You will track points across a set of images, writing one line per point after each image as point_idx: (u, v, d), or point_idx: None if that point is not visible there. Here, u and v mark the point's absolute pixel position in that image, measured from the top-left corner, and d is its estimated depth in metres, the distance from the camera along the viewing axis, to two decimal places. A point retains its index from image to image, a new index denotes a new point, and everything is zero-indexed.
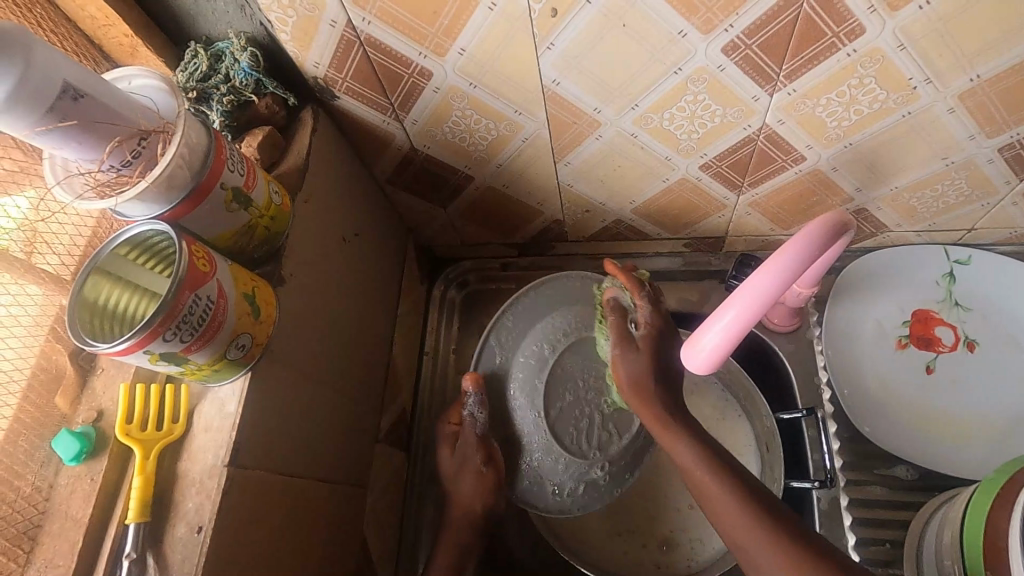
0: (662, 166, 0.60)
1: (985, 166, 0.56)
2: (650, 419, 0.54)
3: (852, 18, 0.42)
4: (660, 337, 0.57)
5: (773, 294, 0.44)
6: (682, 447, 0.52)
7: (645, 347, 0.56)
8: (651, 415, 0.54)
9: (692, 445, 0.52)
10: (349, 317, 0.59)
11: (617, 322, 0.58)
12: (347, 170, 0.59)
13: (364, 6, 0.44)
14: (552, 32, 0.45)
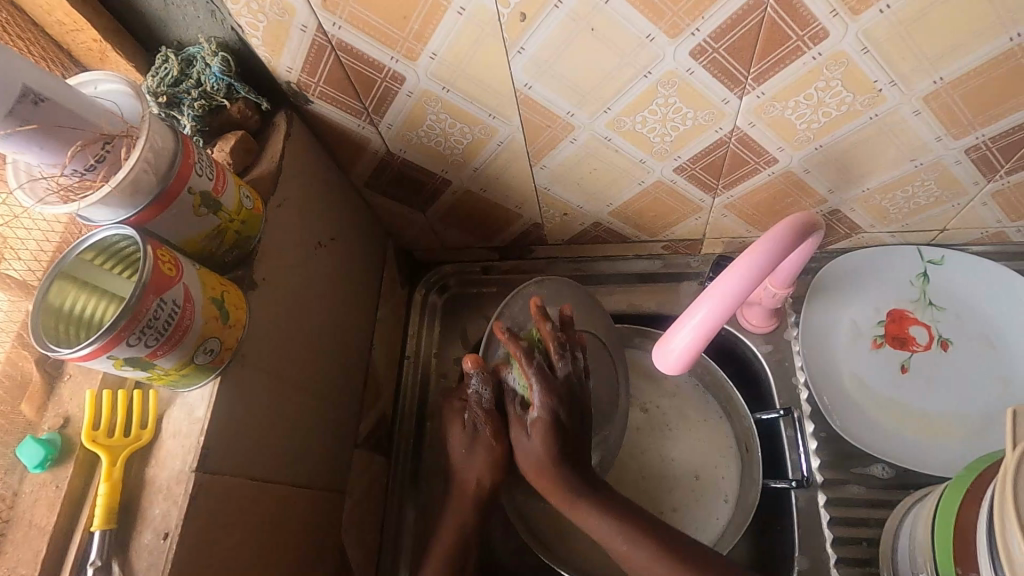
0: (637, 169, 0.60)
1: (953, 167, 0.56)
2: (561, 503, 0.56)
3: (816, 22, 0.43)
4: (552, 422, 0.56)
5: (732, 297, 0.45)
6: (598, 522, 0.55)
7: (535, 434, 0.56)
8: (557, 497, 0.56)
9: (605, 520, 0.55)
10: (325, 321, 0.59)
11: (514, 345, 0.56)
12: (323, 174, 0.59)
13: (334, 10, 0.44)
14: (521, 36, 0.45)
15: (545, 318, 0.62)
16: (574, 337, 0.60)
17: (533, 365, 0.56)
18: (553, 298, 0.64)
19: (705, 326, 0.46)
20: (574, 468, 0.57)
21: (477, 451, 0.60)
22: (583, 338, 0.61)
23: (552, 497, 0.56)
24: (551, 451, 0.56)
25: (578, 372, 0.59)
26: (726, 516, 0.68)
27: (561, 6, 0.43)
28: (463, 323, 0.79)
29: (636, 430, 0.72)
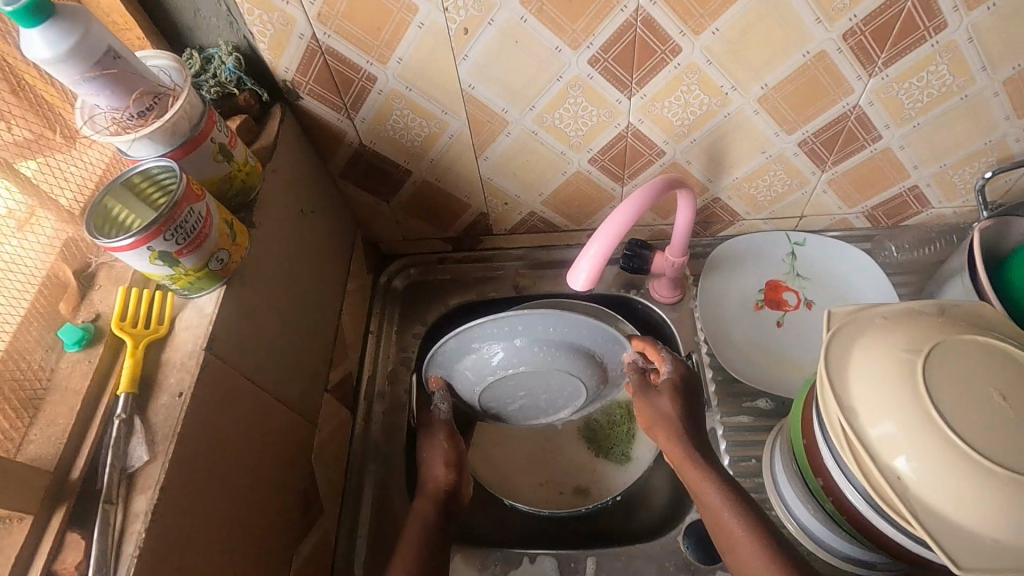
0: (560, 161, 0.76)
1: (794, 159, 0.75)
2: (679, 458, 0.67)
3: (671, 39, 0.61)
4: (679, 383, 0.72)
5: (616, 230, 0.58)
6: (710, 491, 0.63)
7: (665, 390, 0.72)
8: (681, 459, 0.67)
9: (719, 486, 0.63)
10: (306, 276, 0.70)
11: (638, 377, 0.73)
12: (307, 160, 0.73)
13: (326, 23, 0.60)
14: (465, 46, 0.62)
15: (463, 384, 0.74)
16: (503, 387, 0.73)
17: (638, 378, 0.73)
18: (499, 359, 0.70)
19: (597, 255, 0.58)
20: (673, 430, 0.69)
21: (441, 456, 0.73)
22: (527, 377, 0.72)
23: (673, 446, 0.68)
24: (669, 406, 0.71)
25: (528, 398, 0.76)
26: (649, 457, 0.83)
27: (493, 23, 0.60)
28: (421, 304, 0.92)
29: None
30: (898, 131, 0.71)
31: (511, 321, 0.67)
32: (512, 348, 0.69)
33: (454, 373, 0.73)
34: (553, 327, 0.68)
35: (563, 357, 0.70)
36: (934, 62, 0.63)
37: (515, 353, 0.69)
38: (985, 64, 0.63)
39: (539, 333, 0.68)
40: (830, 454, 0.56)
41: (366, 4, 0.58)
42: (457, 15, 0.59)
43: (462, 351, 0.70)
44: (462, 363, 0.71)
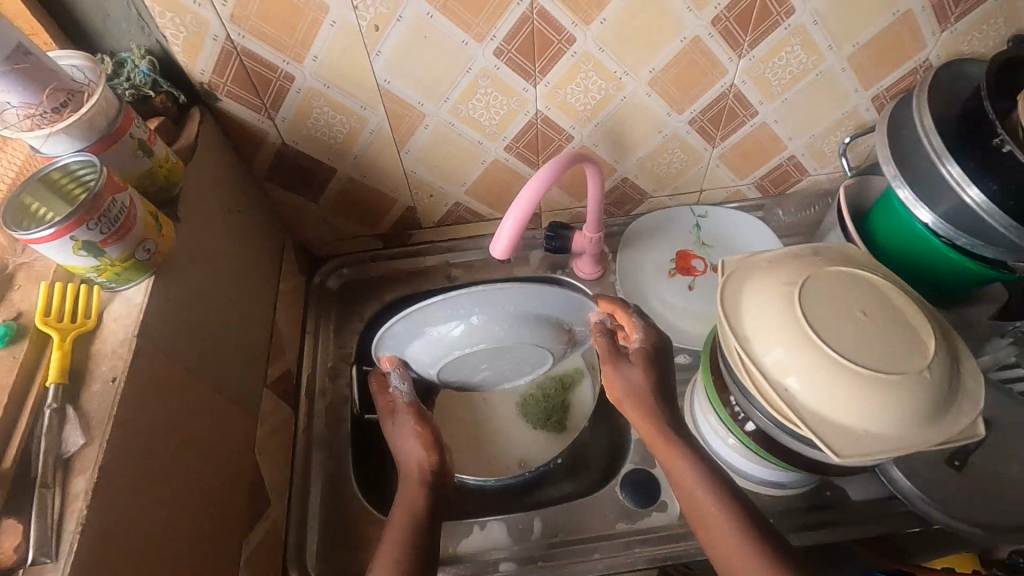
0: (478, 150, 0.82)
1: (687, 136, 0.84)
2: (659, 441, 0.67)
3: (565, 30, 0.68)
4: (651, 352, 0.75)
5: (528, 204, 0.63)
6: (685, 469, 0.64)
7: (637, 359, 0.74)
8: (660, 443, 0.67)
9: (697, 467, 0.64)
10: (236, 274, 0.71)
11: (605, 338, 0.76)
12: (229, 162, 0.74)
13: (239, 24, 0.63)
14: (377, 42, 0.66)
15: (425, 365, 0.79)
16: (463, 363, 0.79)
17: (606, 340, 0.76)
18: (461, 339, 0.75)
19: (514, 222, 0.63)
20: (647, 411, 0.69)
21: (411, 434, 0.73)
22: (484, 353, 0.78)
23: (648, 428, 0.68)
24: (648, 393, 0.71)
25: (490, 369, 0.82)
26: (582, 423, 0.90)
27: (401, 20, 0.64)
28: (356, 301, 0.94)
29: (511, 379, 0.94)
30: (770, 106, 0.81)
31: (474, 297, 0.73)
32: (463, 325, 0.74)
33: (414, 355, 0.78)
34: (498, 298, 0.74)
35: (526, 331, 0.77)
36: (790, 43, 0.73)
37: (468, 330, 0.75)
38: (831, 44, 0.74)
39: (486, 304, 0.74)
40: (732, 382, 0.64)
41: (278, 5, 0.61)
42: (367, 13, 0.63)
43: (416, 333, 0.75)
44: (420, 344, 0.76)
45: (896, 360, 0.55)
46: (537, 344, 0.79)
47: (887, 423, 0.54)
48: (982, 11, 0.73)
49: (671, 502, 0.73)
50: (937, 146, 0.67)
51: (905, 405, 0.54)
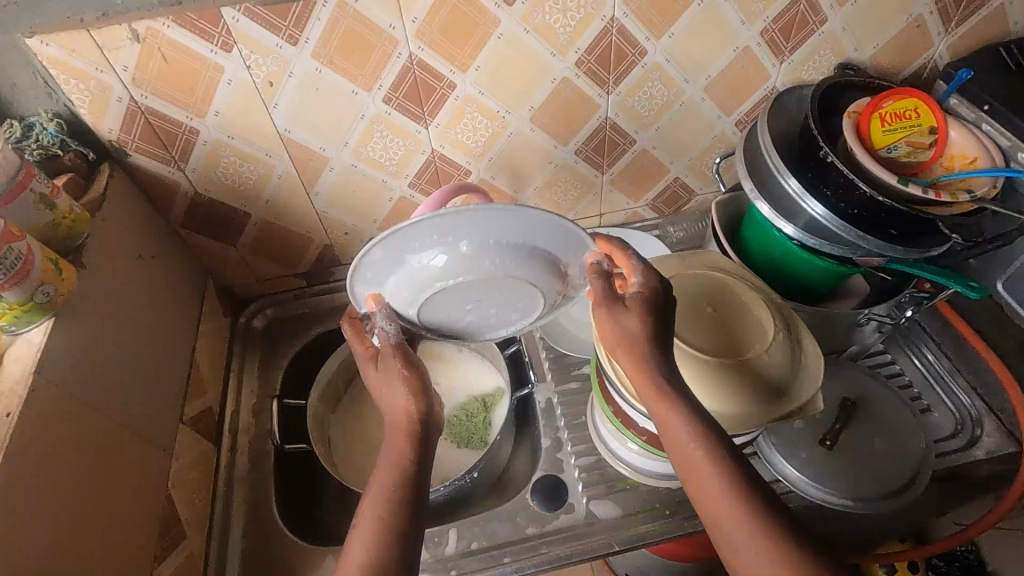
0: (384, 189, 0.88)
1: (576, 165, 0.93)
2: (646, 387, 0.56)
3: (445, 77, 0.76)
4: (653, 298, 0.60)
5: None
6: (676, 423, 0.54)
7: (636, 305, 0.58)
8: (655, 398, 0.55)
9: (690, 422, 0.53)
10: (149, 316, 0.75)
11: (603, 278, 0.62)
12: (143, 212, 0.79)
13: (141, 87, 0.69)
14: (273, 96, 0.73)
15: (402, 298, 0.64)
16: (444, 299, 0.65)
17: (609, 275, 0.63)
18: (431, 256, 0.60)
19: None
20: (630, 350, 0.57)
21: (398, 382, 0.61)
22: (473, 288, 0.64)
23: (641, 378, 0.56)
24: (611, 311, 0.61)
25: (475, 311, 0.70)
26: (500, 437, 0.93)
27: (292, 76, 0.72)
28: (281, 339, 0.98)
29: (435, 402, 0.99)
30: (646, 134, 0.91)
31: (463, 220, 0.58)
32: (452, 251, 0.60)
33: (386, 286, 0.63)
34: (502, 227, 0.60)
35: (517, 265, 0.63)
36: (650, 79, 0.83)
37: (460, 257, 0.60)
38: (686, 77, 0.84)
39: (487, 228, 0.59)
40: (618, 394, 0.68)
41: (175, 68, 0.68)
42: (260, 71, 0.70)
43: (397, 261, 0.61)
44: (398, 275, 0.62)
45: (740, 345, 0.63)
46: (534, 289, 0.67)
47: (739, 403, 0.61)
48: (811, 44, 0.84)
49: (578, 504, 0.78)
50: (776, 164, 0.77)
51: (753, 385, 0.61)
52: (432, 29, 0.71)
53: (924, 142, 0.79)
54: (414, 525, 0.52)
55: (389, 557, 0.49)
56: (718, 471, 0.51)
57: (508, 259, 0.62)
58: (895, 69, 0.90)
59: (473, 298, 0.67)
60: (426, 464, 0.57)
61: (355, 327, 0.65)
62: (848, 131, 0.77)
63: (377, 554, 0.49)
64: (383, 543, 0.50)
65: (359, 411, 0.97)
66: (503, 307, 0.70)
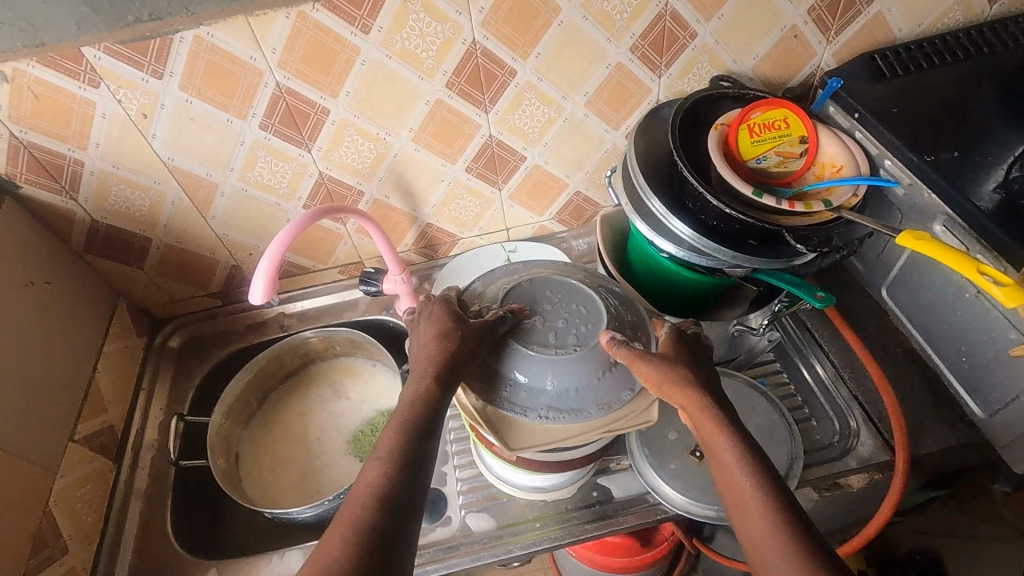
0: (279, 211, 0.91)
1: (469, 182, 0.94)
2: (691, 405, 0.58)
3: (316, 103, 0.79)
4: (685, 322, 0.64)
5: (275, 255, 0.72)
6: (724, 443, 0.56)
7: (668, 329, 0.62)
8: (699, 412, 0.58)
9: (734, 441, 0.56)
10: (39, 340, 0.79)
11: (626, 348, 0.60)
12: (38, 239, 0.83)
13: (19, 123, 0.73)
14: (149, 126, 0.77)
15: (479, 298, 0.69)
16: (525, 296, 0.66)
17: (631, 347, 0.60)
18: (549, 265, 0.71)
19: (266, 270, 0.72)
20: (686, 375, 0.59)
21: (444, 339, 0.59)
22: (535, 288, 0.67)
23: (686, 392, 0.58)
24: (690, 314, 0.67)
25: (544, 321, 0.64)
26: None
27: (164, 107, 0.75)
28: (195, 357, 1.02)
29: (343, 415, 1.02)
30: (536, 150, 0.92)
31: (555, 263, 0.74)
32: (525, 268, 0.73)
33: (489, 290, 0.70)
34: (575, 266, 0.74)
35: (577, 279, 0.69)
36: (526, 97, 0.85)
37: (534, 270, 0.71)
38: (563, 94, 0.85)
39: (556, 263, 0.74)
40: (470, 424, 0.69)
41: (47, 105, 0.72)
42: (131, 104, 0.74)
43: (489, 278, 0.72)
44: (489, 283, 0.71)
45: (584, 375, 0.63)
46: (609, 314, 0.65)
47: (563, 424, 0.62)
48: (686, 57, 0.85)
49: (455, 517, 0.79)
50: (641, 183, 0.79)
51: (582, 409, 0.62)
52: (293, 58, 0.73)
53: (795, 152, 0.79)
54: (421, 462, 0.53)
55: (394, 494, 0.49)
56: (750, 475, 0.54)
57: (609, 292, 0.70)
58: (781, 79, 0.91)
59: (554, 308, 0.65)
60: (446, 406, 0.56)
61: (462, 305, 0.67)
62: (713, 146, 0.78)
63: (381, 492, 0.49)
64: (390, 479, 0.50)
65: (270, 427, 1.00)
66: (563, 337, 0.62)
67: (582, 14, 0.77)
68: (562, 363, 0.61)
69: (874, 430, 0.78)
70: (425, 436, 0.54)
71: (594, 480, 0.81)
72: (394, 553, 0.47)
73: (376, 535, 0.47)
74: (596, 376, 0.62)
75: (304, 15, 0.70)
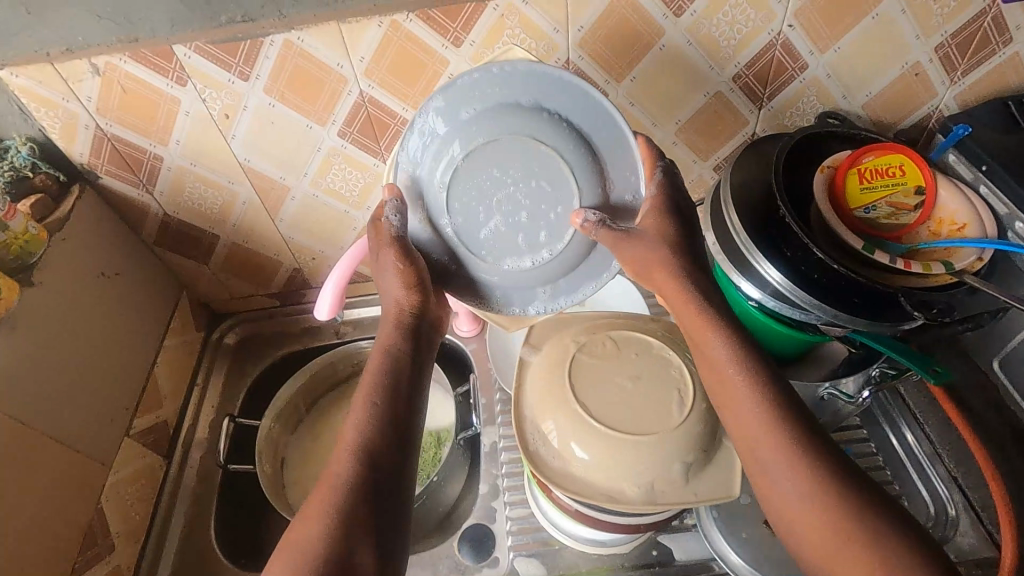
0: (347, 218, 0.89)
1: None
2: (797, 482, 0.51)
3: (398, 114, 0.76)
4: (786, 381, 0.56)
5: (344, 270, 0.69)
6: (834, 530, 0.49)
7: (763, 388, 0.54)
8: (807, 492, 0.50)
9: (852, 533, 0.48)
10: (106, 331, 0.79)
11: (606, 230, 0.60)
12: (113, 230, 0.83)
13: (106, 115, 0.72)
14: (230, 127, 0.75)
15: (423, 187, 0.64)
16: (474, 181, 0.63)
17: (612, 226, 0.60)
18: (501, 116, 0.61)
19: (334, 285, 0.69)
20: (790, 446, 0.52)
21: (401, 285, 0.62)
22: (480, 170, 0.62)
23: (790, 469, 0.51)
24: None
25: (506, 206, 0.64)
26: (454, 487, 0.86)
27: (246, 108, 0.73)
28: (249, 357, 1.01)
29: None
30: None
31: (484, 87, 0.60)
32: (455, 121, 0.61)
33: (424, 169, 0.64)
34: (512, 92, 0.60)
35: (523, 129, 0.61)
36: None
37: (466, 128, 0.61)
38: (654, 121, 0.80)
39: (487, 94, 0.60)
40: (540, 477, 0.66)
41: (134, 99, 0.71)
42: (215, 104, 0.73)
43: (419, 137, 0.63)
44: (423, 151, 0.63)
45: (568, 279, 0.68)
46: (572, 177, 0.62)
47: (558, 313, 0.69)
48: (792, 90, 0.78)
49: (502, 559, 0.76)
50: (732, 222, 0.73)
51: (636, 463, 0.57)
52: (380, 67, 0.71)
53: (908, 203, 0.73)
54: (402, 413, 0.57)
55: (377, 443, 0.54)
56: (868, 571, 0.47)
57: (571, 137, 0.61)
58: (894, 119, 0.83)
59: (515, 193, 0.63)
60: (409, 355, 0.62)
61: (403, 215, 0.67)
62: (818, 191, 0.72)
63: (365, 442, 0.54)
64: (370, 430, 0.55)
65: (318, 435, 0.98)
66: (530, 232, 0.65)
67: (686, 39, 0.72)
68: (537, 259, 0.65)
69: (977, 521, 0.71)
70: (399, 382, 0.59)
71: (653, 538, 0.75)
72: (386, 494, 0.52)
73: (367, 484, 0.51)
74: (578, 262, 0.66)
75: (396, 25, 0.67)
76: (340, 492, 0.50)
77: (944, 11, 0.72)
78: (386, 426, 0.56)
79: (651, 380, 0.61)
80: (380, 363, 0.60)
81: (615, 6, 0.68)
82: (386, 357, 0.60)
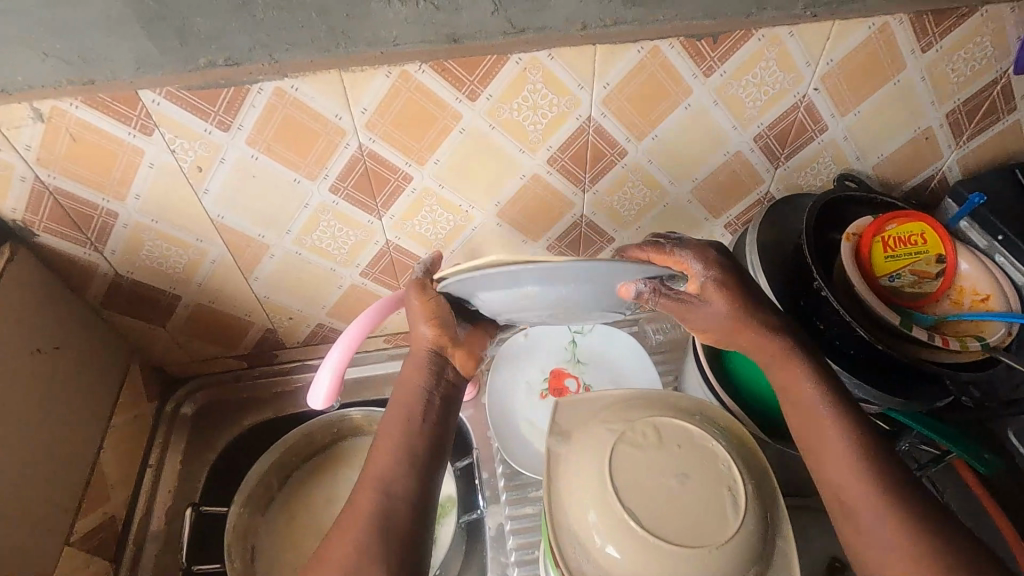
0: (332, 276, 0.80)
1: None
2: None
3: (400, 169, 0.68)
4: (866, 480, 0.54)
5: (342, 355, 0.62)
6: None
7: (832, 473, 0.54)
8: None
9: None
10: (43, 421, 0.66)
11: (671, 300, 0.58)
12: (52, 296, 0.70)
13: (49, 166, 0.61)
14: (203, 181, 0.65)
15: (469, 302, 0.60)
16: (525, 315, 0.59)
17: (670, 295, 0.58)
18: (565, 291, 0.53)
19: (334, 369, 0.62)
20: None
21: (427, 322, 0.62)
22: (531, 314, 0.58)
23: None
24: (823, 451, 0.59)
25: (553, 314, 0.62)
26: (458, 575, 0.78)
27: (224, 161, 0.64)
28: (211, 428, 0.89)
29: None
30: (626, 232, 0.83)
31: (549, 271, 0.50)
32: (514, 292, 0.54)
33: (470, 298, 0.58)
34: (582, 273, 0.51)
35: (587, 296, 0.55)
36: (631, 179, 0.75)
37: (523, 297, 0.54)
38: (671, 179, 0.76)
39: (553, 277, 0.51)
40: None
41: (86, 148, 0.60)
42: (186, 155, 0.62)
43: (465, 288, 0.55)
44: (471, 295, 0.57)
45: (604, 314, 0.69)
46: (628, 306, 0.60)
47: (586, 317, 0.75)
48: (809, 151, 0.76)
49: None
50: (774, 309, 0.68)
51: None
52: (384, 120, 0.63)
53: (929, 271, 0.71)
54: (423, 452, 0.61)
55: (394, 483, 0.58)
56: None
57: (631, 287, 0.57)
58: (900, 179, 0.83)
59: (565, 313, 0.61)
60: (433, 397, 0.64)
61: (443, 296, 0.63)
62: (846, 259, 0.69)
63: (383, 481, 0.58)
64: (389, 469, 0.59)
65: (292, 516, 0.87)
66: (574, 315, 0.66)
67: (713, 100, 0.68)
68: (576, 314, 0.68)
69: None
70: (420, 422, 0.62)
71: None
72: (402, 533, 0.55)
73: (384, 522, 0.55)
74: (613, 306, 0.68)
75: (407, 75, 0.60)
76: (363, 534, 0.54)
77: (960, 79, 0.71)
78: (414, 464, 0.60)
79: (699, 478, 0.56)
80: (408, 399, 0.63)
81: (645, 63, 0.63)
82: (408, 398, 0.63)
